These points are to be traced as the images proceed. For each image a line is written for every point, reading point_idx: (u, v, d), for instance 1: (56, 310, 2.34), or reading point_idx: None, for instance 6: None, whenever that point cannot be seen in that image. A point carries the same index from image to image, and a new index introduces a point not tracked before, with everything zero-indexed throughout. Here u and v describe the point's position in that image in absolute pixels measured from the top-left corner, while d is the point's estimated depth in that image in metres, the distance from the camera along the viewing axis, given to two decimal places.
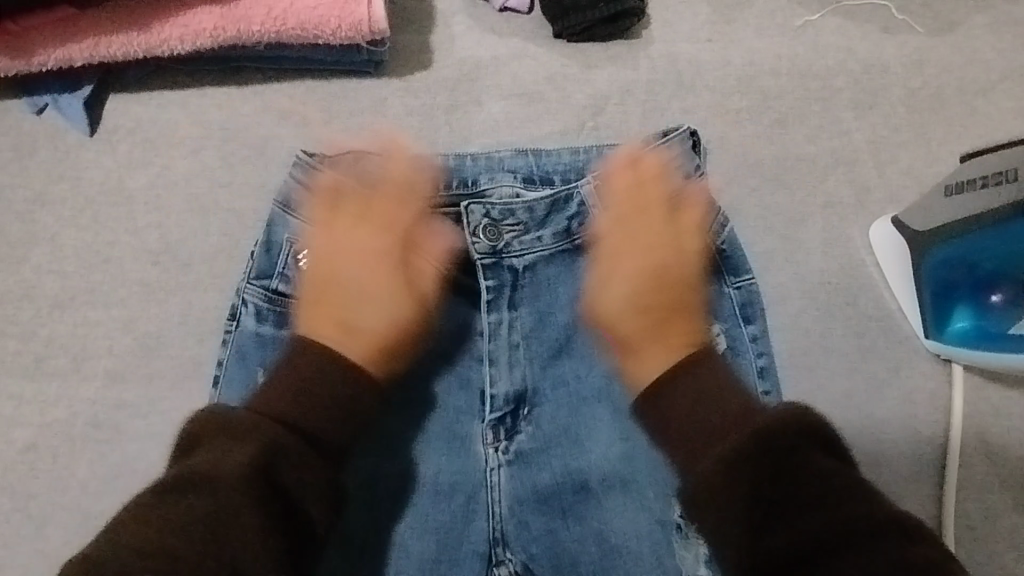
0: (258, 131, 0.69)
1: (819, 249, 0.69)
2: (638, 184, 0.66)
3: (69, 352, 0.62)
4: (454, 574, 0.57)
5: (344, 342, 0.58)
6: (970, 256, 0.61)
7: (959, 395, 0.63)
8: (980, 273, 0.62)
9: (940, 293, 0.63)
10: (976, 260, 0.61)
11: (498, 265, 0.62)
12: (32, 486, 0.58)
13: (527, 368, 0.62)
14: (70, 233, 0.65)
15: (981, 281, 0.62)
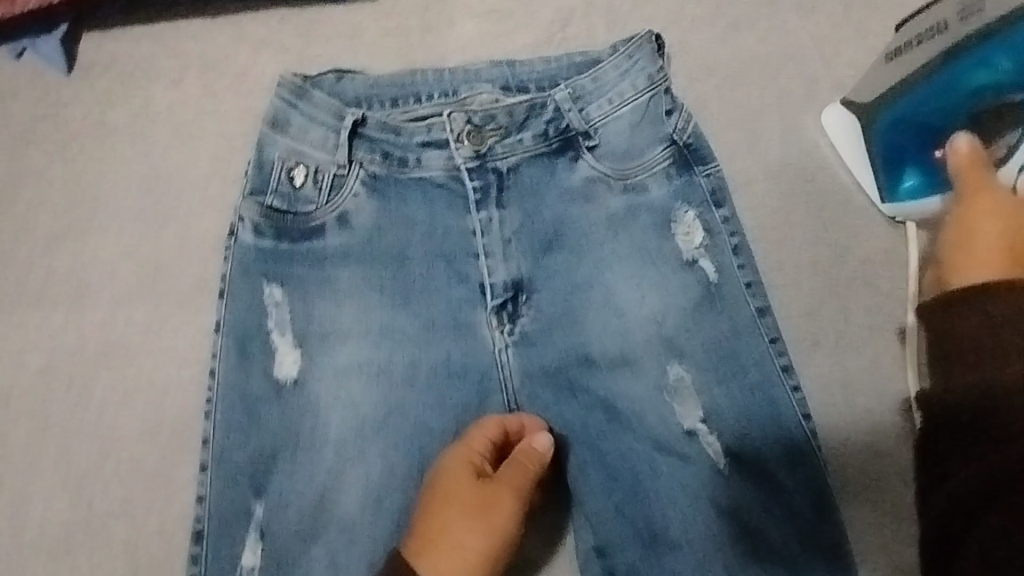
0: (236, 59, 0.70)
1: (778, 137, 0.75)
2: (604, 89, 0.69)
3: (73, 281, 0.63)
4: None
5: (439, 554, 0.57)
6: (920, 114, 0.67)
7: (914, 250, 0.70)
8: (927, 130, 0.67)
9: (891, 157, 0.70)
10: (924, 117, 0.67)
11: (483, 168, 0.68)
12: (53, 407, 0.60)
13: (521, 260, 0.67)
14: (60, 170, 0.66)
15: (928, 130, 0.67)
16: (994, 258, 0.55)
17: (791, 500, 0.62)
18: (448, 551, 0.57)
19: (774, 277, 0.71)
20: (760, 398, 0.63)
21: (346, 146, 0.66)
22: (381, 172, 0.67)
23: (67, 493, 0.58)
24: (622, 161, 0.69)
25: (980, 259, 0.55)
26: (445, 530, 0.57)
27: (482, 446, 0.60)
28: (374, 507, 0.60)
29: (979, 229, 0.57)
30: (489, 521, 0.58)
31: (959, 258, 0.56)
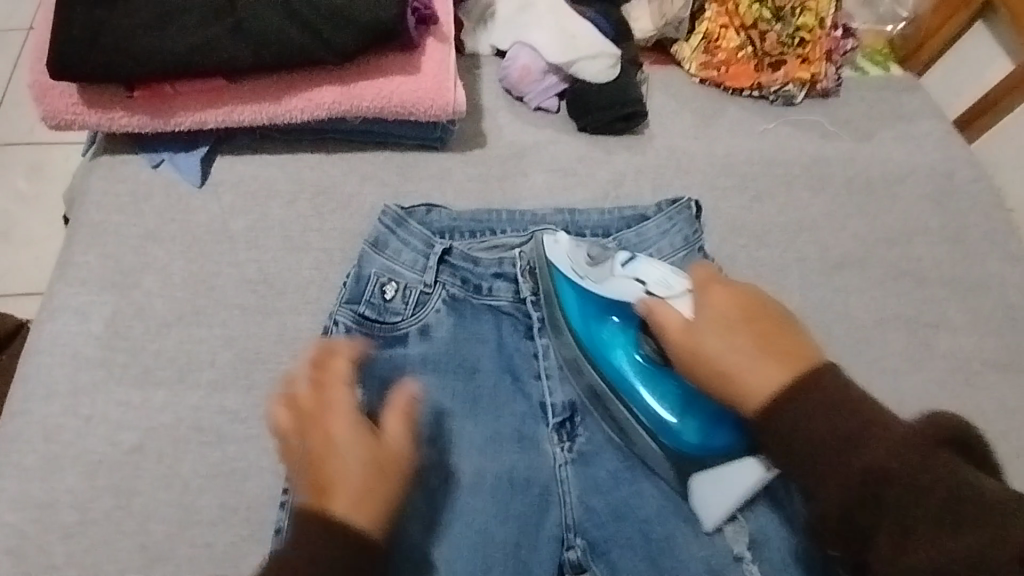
0: (345, 188, 0.82)
1: (797, 292, 0.86)
2: (647, 246, 0.81)
3: (175, 365, 0.68)
4: (535, 558, 0.65)
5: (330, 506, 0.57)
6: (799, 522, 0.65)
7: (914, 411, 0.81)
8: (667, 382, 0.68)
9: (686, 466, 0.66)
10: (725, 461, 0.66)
11: (544, 300, 0.76)
12: (137, 483, 0.62)
13: (575, 382, 0.73)
14: (179, 264, 0.74)
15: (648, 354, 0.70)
16: (721, 333, 0.62)
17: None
18: (342, 476, 0.59)
19: None
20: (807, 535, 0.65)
21: (433, 268, 0.76)
22: (458, 294, 0.76)
23: (140, 571, 0.59)
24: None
25: (747, 358, 0.60)
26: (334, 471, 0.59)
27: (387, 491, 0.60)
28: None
29: (697, 325, 0.63)
30: (348, 454, 0.60)
31: (726, 361, 0.60)
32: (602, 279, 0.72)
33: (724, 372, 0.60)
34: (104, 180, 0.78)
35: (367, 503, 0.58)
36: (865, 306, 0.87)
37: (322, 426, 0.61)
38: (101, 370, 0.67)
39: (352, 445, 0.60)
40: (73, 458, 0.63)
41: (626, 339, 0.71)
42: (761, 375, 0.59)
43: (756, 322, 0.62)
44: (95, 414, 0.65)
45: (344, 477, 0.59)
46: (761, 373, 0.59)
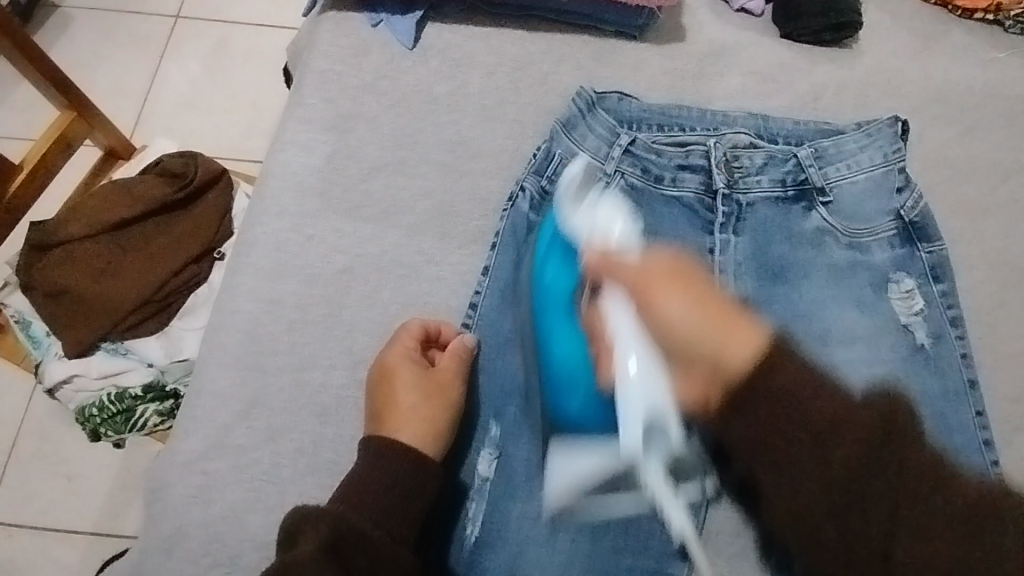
0: (541, 67, 0.84)
1: (1003, 234, 0.79)
2: (843, 157, 0.76)
3: (382, 206, 0.76)
4: None
5: (396, 429, 0.63)
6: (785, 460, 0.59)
7: None
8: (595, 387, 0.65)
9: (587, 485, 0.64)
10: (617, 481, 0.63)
11: (729, 198, 0.76)
12: (346, 298, 0.72)
13: (747, 286, 0.73)
14: (389, 118, 0.81)
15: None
16: (682, 327, 0.55)
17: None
18: (406, 394, 0.65)
19: (986, 356, 0.73)
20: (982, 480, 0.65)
21: (617, 157, 0.77)
22: (639, 184, 0.76)
23: (346, 369, 0.69)
24: (850, 221, 0.75)
25: (710, 341, 0.53)
26: (394, 404, 0.65)
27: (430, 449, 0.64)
28: None
29: (666, 308, 0.57)
30: (420, 383, 0.66)
31: (685, 335, 0.55)
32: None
33: (692, 342, 0.55)
34: (329, 32, 0.85)
35: (405, 417, 0.64)
36: None
37: (397, 366, 0.66)
38: (321, 201, 0.76)
39: (427, 374, 0.66)
40: (298, 269, 0.73)
41: (563, 307, 0.68)
42: (737, 357, 0.52)
43: (708, 292, 0.56)
44: (315, 236, 0.74)
45: (408, 390, 0.65)
46: (733, 358, 0.52)
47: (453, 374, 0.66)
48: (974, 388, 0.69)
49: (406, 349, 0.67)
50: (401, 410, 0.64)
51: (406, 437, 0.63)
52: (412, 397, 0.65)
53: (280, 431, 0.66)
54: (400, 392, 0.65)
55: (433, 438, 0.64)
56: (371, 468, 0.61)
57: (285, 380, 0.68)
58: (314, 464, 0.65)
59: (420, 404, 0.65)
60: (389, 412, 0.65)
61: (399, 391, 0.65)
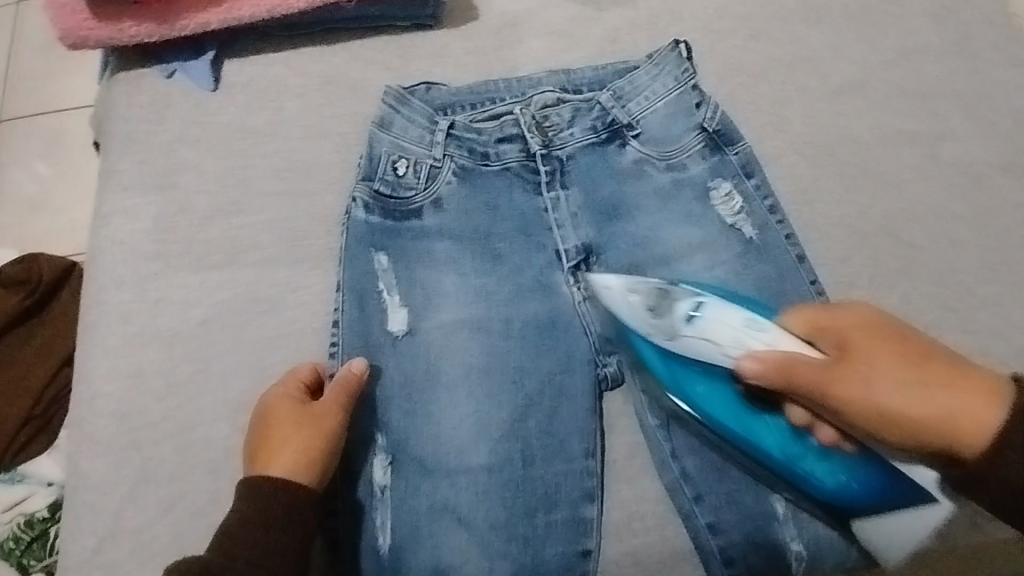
0: (350, 76, 0.85)
1: (800, 120, 0.87)
2: (640, 90, 0.82)
3: (224, 249, 0.75)
4: (571, 380, 0.70)
5: (277, 467, 0.62)
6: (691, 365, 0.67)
7: (926, 224, 0.82)
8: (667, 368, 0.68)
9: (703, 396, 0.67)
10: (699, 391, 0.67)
11: (549, 155, 0.79)
12: (210, 350, 0.70)
13: (589, 230, 0.77)
14: (208, 163, 0.79)
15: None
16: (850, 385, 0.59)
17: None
18: (284, 428, 0.64)
19: (812, 231, 0.81)
20: None
21: (441, 143, 0.79)
22: (467, 165, 0.79)
23: (227, 419, 0.68)
24: (662, 145, 0.81)
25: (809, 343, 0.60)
26: (277, 439, 0.63)
27: (312, 476, 0.63)
28: (481, 487, 0.67)
29: (873, 380, 0.58)
30: (302, 416, 0.64)
31: (893, 409, 0.57)
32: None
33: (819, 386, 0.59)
34: (125, 95, 0.82)
35: (280, 453, 0.63)
36: (866, 125, 0.87)
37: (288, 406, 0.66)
38: (160, 262, 0.74)
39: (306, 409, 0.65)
40: (150, 335, 0.71)
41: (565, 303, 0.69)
42: (880, 398, 0.57)
43: (903, 351, 0.59)
44: (161, 298, 0.72)
45: (290, 426, 0.64)
46: (905, 409, 0.57)
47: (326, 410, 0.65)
48: (803, 262, 0.76)
49: (305, 385, 0.67)
50: (281, 442, 0.63)
51: (286, 468, 0.62)
52: (290, 426, 0.64)
53: (174, 500, 0.65)
54: (279, 428, 0.64)
55: (312, 468, 0.63)
56: (252, 509, 0.60)
57: (168, 450, 0.66)
58: (217, 521, 0.64)
59: (298, 433, 0.63)
60: (266, 448, 0.63)
61: (278, 426, 0.64)
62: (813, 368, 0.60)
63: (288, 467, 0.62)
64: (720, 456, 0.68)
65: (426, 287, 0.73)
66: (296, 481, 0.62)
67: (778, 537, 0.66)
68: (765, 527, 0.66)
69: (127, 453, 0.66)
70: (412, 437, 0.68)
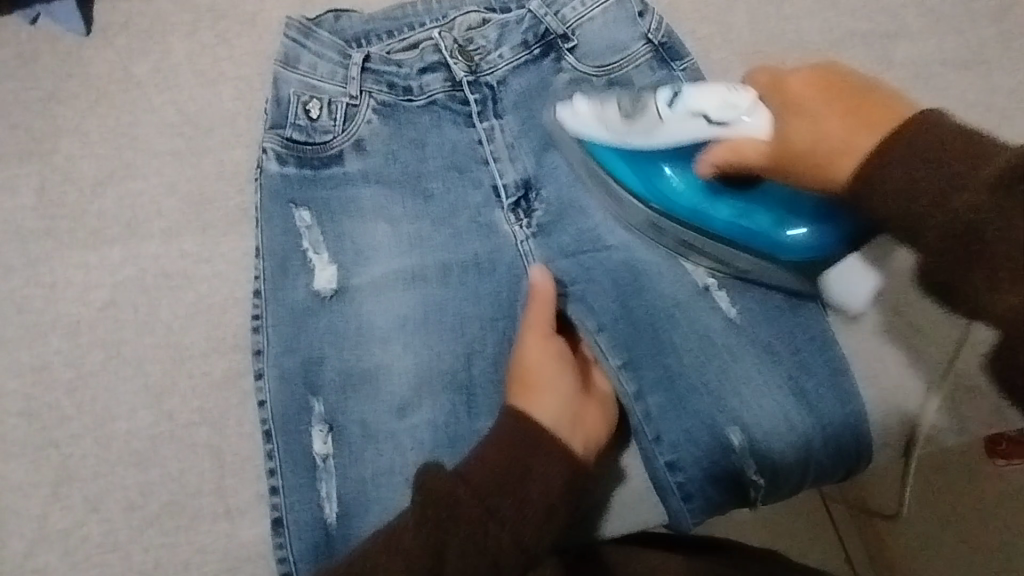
0: (246, 8, 0.75)
1: (747, 27, 0.81)
2: (573, 2, 0.74)
3: (122, 221, 0.67)
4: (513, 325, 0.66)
5: (547, 408, 0.60)
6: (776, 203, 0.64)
7: None
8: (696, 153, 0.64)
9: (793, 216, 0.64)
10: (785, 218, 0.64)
11: (478, 82, 0.72)
12: (120, 333, 0.64)
13: (527, 163, 0.71)
14: (91, 122, 0.70)
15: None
16: (807, 157, 0.55)
17: (811, 356, 0.67)
18: (544, 371, 0.61)
19: None
20: None
21: (357, 78, 0.70)
22: (390, 101, 0.71)
23: (148, 407, 0.63)
24: (602, 58, 0.74)
25: (839, 133, 0.52)
26: (535, 379, 0.61)
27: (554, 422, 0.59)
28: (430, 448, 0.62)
29: (898, 150, 0.47)
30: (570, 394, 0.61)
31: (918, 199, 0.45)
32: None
33: (794, 157, 0.56)
34: None
35: (533, 387, 0.60)
36: (817, 27, 0.81)
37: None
38: (51, 240, 0.66)
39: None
40: (51, 323, 0.64)
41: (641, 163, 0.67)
42: (818, 129, 0.54)
43: (871, 97, 0.54)
44: (58, 281, 0.65)
45: (555, 388, 0.60)
46: (828, 134, 0.53)
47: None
48: None
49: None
50: (560, 386, 0.61)
51: (566, 407, 0.60)
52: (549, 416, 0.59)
53: (100, 497, 0.61)
54: (560, 369, 0.62)
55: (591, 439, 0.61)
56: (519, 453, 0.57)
57: (87, 445, 0.62)
58: (151, 514, 0.61)
59: (549, 377, 0.61)
60: (527, 377, 0.61)
61: (545, 368, 0.61)
62: (750, 141, 0.58)
63: (557, 407, 0.60)
64: (677, 389, 0.65)
65: (356, 242, 0.67)
66: (575, 429, 0.60)
67: (737, 470, 0.64)
68: (723, 461, 0.64)
69: (41, 451, 0.61)
70: (350, 403, 0.63)
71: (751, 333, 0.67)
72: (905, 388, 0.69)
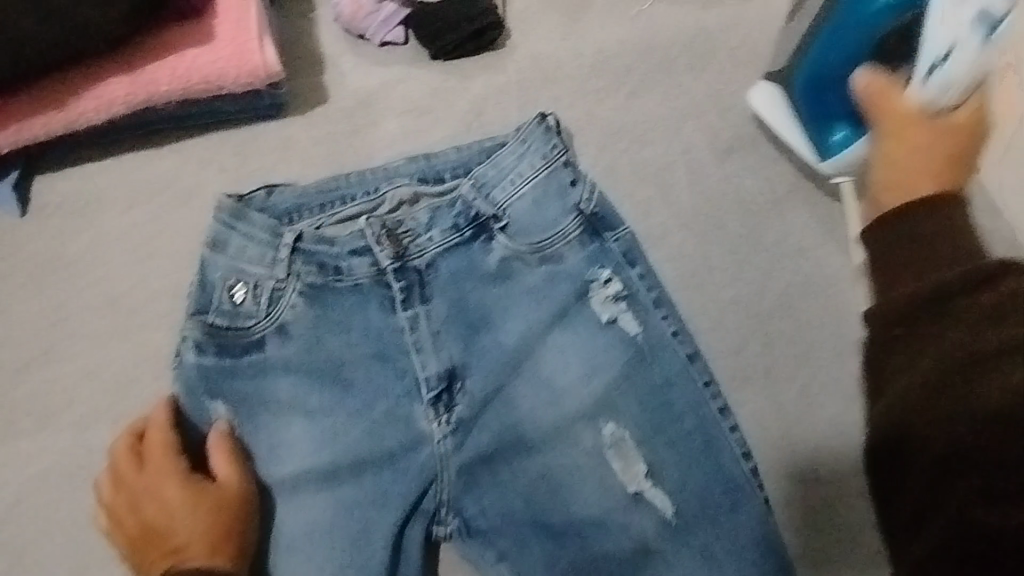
0: (182, 183, 0.75)
1: (687, 188, 0.80)
2: (503, 176, 0.72)
3: (38, 411, 0.67)
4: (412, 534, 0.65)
5: (186, 553, 0.60)
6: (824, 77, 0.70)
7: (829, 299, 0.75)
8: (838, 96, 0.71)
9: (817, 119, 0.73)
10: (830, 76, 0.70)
11: (405, 269, 0.70)
12: (21, 538, 0.65)
13: (453, 349, 0.68)
14: (18, 306, 0.70)
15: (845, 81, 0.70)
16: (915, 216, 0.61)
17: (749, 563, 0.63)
18: (165, 493, 0.62)
19: (701, 319, 0.74)
20: (720, 457, 0.66)
21: (285, 260, 0.68)
22: (318, 283, 0.69)
23: None
24: (534, 236, 0.72)
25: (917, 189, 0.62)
26: (154, 492, 0.62)
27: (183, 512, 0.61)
28: None
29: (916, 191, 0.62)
30: (200, 498, 0.62)
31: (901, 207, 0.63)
32: (944, 52, 0.61)
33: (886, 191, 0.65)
34: None
35: (153, 529, 0.61)
36: (761, 186, 0.80)
37: (149, 473, 0.62)
38: None
39: (172, 508, 0.61)
40: None
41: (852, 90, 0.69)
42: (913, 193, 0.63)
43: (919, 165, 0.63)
44: None
45: (173, 504, 0.61)
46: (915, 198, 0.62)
47: (230, 468, 0.62)
48: (695, 361, 0.70)
49: (175, 474, 0.62)
50: (177, 521, 0.61)
51: (200, 517, 0.61)
52: (201, 502, 0.61)
53: None
54: (168, 476, 0.62)
55: (237, 553, 0.61)
56: None
57: None
58: None
59: (177, 495, 0.62)
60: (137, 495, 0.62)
61: (163, 491, 0.62)
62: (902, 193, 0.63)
63: (185, 497, 0.62)
64: None
65: (274, 440, 0.65)
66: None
67: None
68: None
69: None
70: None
71: (683, 536, 0.63)
72: None
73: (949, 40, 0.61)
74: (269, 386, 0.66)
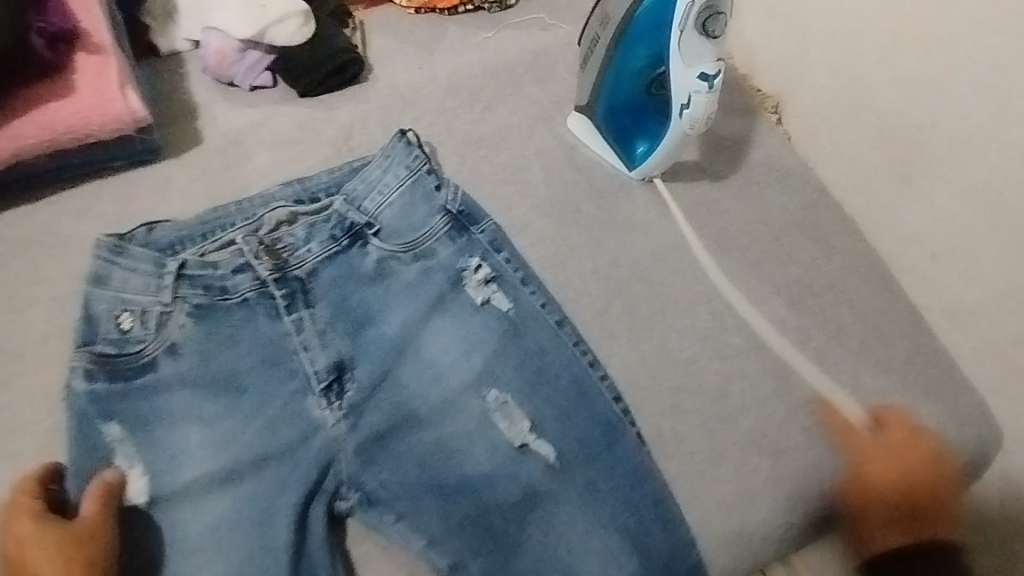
0: (62, 231, 0.79)
1: (543, 182, 0.90)
2: (370, 189, 0.80)
3: None
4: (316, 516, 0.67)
5: None
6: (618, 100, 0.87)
7: (674, 258, 0.85)
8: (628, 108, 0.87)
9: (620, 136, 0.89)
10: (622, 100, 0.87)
11: (286, 278, 0.75)
12: None
13: (340, 344, 0.74)
14: None
15: (637, 116, 0.88)
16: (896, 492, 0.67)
17: (632, 491, 0.69)
18: (24, 531, 0.61)
19: (567, 289, 0.82)
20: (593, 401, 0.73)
21: (170, 286, 0.72)
22: (204, 303, 0.73)
23: None
24: (405, 236, 0.79)
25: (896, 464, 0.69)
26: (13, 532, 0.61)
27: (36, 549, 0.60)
28: None
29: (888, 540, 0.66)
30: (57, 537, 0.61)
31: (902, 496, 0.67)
32: (685, 103, 0.79)
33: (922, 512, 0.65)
34: None
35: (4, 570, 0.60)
36: (606, 172, 0.91)
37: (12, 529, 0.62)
38: None
39: (27, 544, 0.60)
40: None
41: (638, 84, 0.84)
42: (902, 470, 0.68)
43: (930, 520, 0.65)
44: None
45: (29, 542, 0.60)
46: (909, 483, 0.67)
47: (98, 510, 0.62)
48: (563, 325, 0.77)
49: (34, 524, 0.61)
50: (29, 561, 0.60)
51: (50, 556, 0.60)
52: (56, 539, 0.60)
53: None
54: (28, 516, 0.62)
55: None
56: None
57: None
58: None
59: (35, 533, 0.61)
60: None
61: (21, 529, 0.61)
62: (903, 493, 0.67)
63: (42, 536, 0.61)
64: (501, 543, 0.67)
65: (170, 450, 0.67)
66: None
67: None
68: None
69: None
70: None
71: (570, 477, 0.69)
72: (727, 506, 0.71)
73: (688, 93, 0.78)
74: (163, 401, 0.69)
